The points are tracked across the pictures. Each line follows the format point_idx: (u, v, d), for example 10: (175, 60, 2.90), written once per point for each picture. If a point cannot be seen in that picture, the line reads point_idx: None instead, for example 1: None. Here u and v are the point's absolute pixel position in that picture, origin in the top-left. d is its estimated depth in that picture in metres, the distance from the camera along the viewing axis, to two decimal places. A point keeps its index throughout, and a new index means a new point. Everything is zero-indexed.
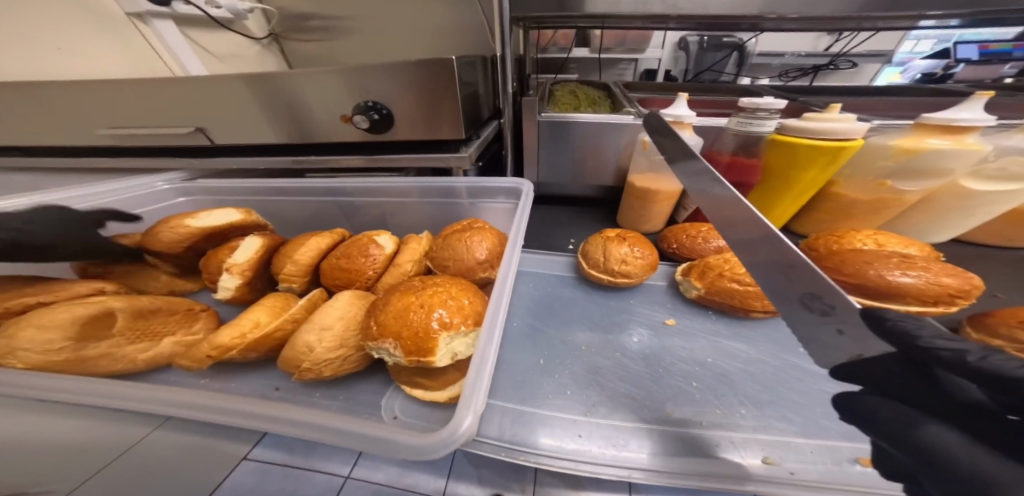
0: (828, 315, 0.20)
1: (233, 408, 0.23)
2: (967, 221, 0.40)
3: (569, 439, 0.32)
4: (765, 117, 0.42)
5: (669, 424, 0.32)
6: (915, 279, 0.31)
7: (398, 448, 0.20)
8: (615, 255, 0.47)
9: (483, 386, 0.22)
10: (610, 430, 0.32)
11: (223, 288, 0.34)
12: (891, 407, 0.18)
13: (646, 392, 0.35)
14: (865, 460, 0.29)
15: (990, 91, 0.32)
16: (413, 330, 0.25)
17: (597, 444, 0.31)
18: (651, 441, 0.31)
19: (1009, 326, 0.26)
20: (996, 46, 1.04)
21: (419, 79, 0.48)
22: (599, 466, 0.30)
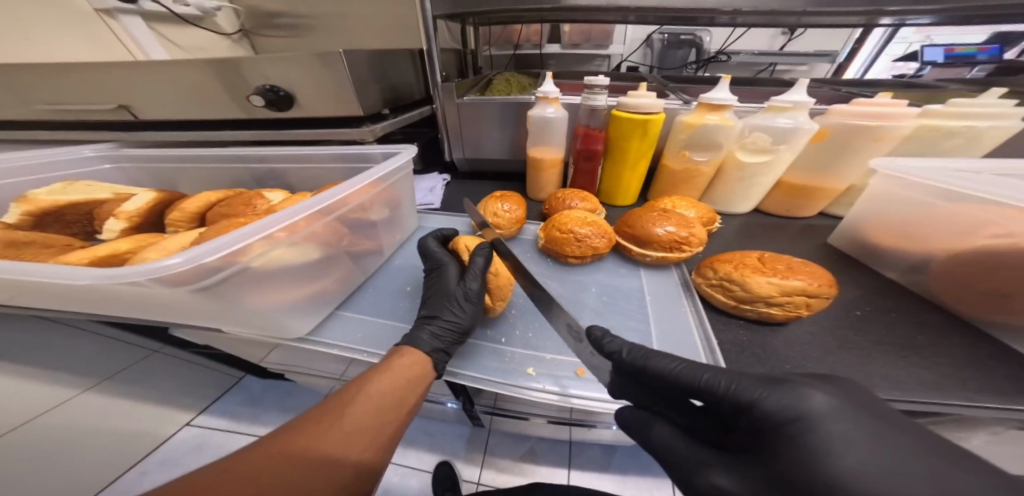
0: (580, 342, 0.32)
1: (14, 268, 0.26)
2: (756, 190, 0.47)
3: (519, 377, 0.33)
4: (596, 92, 0.49)
5: (502, 343, 0.38)
6: (662, 230, 0.39)
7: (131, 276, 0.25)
8: (491, 209, 0.55)
9: (221, 249, 0.26)
10: (522, 361, 0.35)
11: (107, 231, 0.41)
12: (639, 419, 0.28)
13: (496, 325, 0.41)
14: (581, 371, 0.34)
15: (730, 76, 0.40)
16: None
17: (540, 379, 0.33)
18: (576, 370, 0.34)
19: (706, 267, 0.36)
20: (962, 50, 1.09)
21: (311, 64, 0.54)
22: (540, 392, 0.32)
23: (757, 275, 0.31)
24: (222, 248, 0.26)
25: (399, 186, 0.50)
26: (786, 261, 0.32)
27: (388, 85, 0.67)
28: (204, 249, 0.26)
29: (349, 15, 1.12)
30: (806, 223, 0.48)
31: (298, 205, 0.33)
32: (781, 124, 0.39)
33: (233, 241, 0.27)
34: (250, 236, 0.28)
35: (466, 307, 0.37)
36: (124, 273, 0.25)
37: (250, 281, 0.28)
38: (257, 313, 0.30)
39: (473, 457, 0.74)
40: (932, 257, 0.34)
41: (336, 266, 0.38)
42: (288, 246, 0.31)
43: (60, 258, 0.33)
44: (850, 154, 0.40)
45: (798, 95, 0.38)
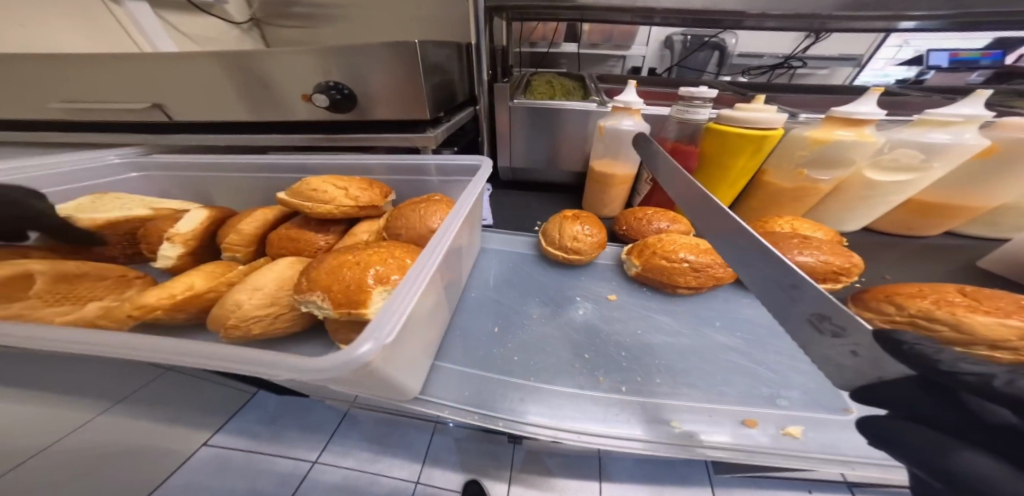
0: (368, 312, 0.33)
1: (104, 339, 0.21)
2: (876, 209, 0.43)
3: (556, 414, 0.32)
4: (699, 105, 0.44)
5: (600, 389, 0.34)
6: (809, 259, 0.34)
7: (280, 367, 0.19)
8: (568, 232, 0.50)
9: (392, 320, 0.22)
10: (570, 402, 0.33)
11: (164, 256, 0.34)
12: None
13: (589, 362, 0.37)
14: (753, 420, 0.30)
15: (881, 87, 0.35)
16: (345, 283, 0.27)
17: (560, 416, 0.32)
18: (620, 415, 0.31)
19: (877, 300, 0.29)
20: (967, 53, 1.07)
21: (374, 59, 0.48)
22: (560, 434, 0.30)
23: (978, 314, 0.25)
24: (393, 319, 0.22)
25: (475, 211, 0.45)
26: (1010, 299, 0.25)
27: (439, 85, 0.62)
28: (377, 326, 0.21)
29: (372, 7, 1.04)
30: (925, 242, 0.44)
31: (425, 249, 0.28)
32: (935, 139, 0.35)
33: (399, 307, 0.22)
34: (406, 301, 0.23)
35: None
36: (277, 362, 0.20)
37: (398, 347, 0.24)
38: (396, 382, 0.26)
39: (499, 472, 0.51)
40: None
41: (441, 312, 0.34)
42: (422, 300, 0.27)
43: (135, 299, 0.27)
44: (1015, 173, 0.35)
45: (971, 108, 0.33)
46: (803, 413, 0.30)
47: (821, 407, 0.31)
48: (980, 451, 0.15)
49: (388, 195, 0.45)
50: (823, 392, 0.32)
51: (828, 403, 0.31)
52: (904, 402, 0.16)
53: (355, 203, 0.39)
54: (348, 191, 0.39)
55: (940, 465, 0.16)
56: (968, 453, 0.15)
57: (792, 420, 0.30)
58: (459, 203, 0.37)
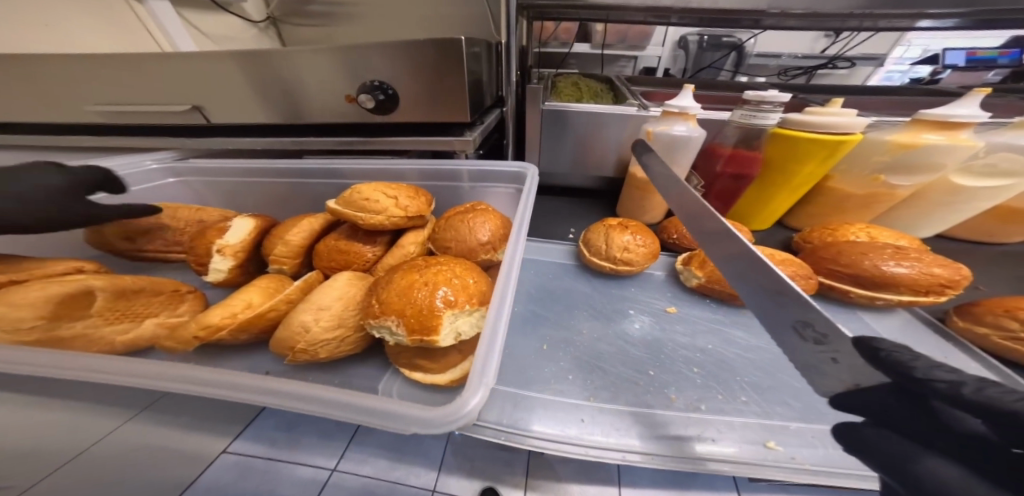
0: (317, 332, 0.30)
1: (216, 376, 0.21)
2: (953, 216, 0.41)
3: (569, 425, 0.31)
4: (771, 109, 0.41)
5: (675, 409, 0.32)
6: (907, 269, 0.32)
7: (400, 417, 0.19)
8: (617, 243, 0.48)
9: (491, 360, 0.21)
10: (612, 415, 0.32)
11: (215, 270, 0.32)
12: None
13: (647, 379, 0.35)
14: None
15: (986, 88, 0.33)
16: (418, 307, 0.25)
17: (564, 424, 0.31)
18: (628, 425, 0.31)
19: (998, 316, 0.29)
20: (985, 53, 1.01)
21: (418, 61, 0.46)
22: (559, 444, 0.30)
23: None
24: (490, 360, 0.21)
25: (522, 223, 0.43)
26: None
27: None
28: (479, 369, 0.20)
29: (391, 6, 1.02)
30: (1003, 250, 0.42)
31: (501, 276, 0.28)
32: None
33: (490, 340, 0.22)
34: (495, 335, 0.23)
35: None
36: (384, 405, 0.20)
37: None
38: None
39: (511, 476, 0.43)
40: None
41: None
42: None
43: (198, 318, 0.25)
44: None
45: None
46: None
47: None
48: (954, 462, 0.13)
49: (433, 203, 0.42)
50: None
51: None
52: (870, 398, 0.15)
53: (405, 213, 0.37)
54: (399, 201, 0.37)
55: (906, 473, 0.14)
56: (942, 462, 0.13)
57: None
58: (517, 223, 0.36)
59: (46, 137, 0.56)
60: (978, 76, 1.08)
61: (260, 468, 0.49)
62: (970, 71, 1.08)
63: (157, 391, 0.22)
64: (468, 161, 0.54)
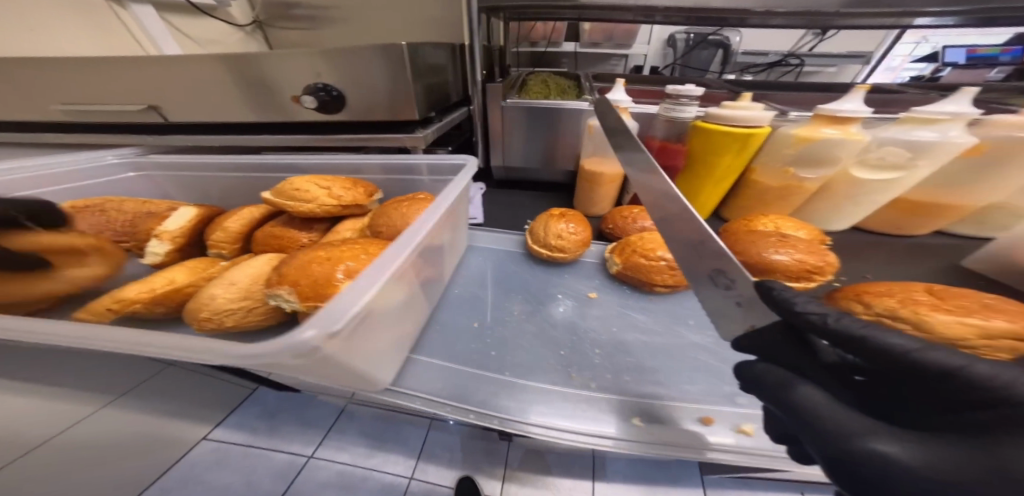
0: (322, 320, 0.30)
1: (87, 329, 0.21)
2: (859, 208, 0.43)
3: (557, 413, 0.31)
4: (686, 103, 0.44)
5: (601, 388, 0.34)
6: (785, 257, 0.35)
7: (248, 356, 0.19)
8: (554, 230, 0.50)
9: (346, 307, 0.21)
10: (561, 394, 0.33)
11: (152, 252, 0.36)
12: None
13: (569, 356, 0.37)
14: (711, 418, 0.31)
15: (868, 85, 0.35)
16: (314, 279, 0.27)
17: (554, 413, 0.31)
18: (602, 409, 0.32)
19: (847, 299, 0.30)
20: (985, 50, 1.00)
21: (362, 64, 0.48)
22: (556, 431, 0.30)
23: (939, 312, 0.25)
24: (354, 305, 0.21)
25: (459, 209, 0.45)
26: (976, 297, 0.25)
27: (431, 85, 0.62)
28: (328, 313, 0.20)
29: (370, 8, 1.04)
30: (911, 242, 0.44)
31: (400, 240, 0.28)
32: (923, 137, 0.34)
33: (356, 292, 0.22)
34: (369, 286, 0.23)
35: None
36: (233, 346, 0.19)
37: (363, 332, 0.24)
38: (359, 368, 0.25)
39: (494, 469, 0.53)
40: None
41: (413, 303, 0.34)
42: (389, 290, 0.27)
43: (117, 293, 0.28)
44: (1008, 171, 0.34)
45: (956, 105, 0.33)
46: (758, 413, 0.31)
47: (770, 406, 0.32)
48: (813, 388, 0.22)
49: (374, 195, 0.45)
50: None
51: None
52: (773, 340, 0.25)
53: (337, 202, 0.40)
54: (331, 191, 0.40)
55: (789, 398, 0.22)
56: (878, 441, 0.19)
57: (745, 418, 0.31)
58: (442, 199, 0.37)
59: (29, 135, 0.60)
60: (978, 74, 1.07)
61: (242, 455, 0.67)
62: (968, 68, 1.08)
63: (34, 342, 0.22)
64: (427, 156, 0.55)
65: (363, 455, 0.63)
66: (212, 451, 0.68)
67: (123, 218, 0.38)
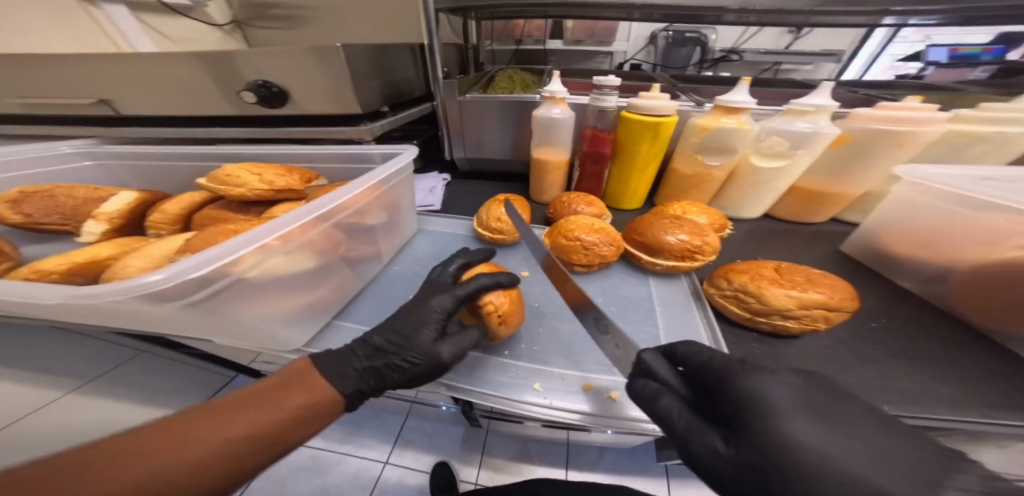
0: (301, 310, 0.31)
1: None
2: (766, 196, 0.46)
3: (553, 393, 0.31)
4: (606, 92, 0.47)
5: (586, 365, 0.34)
6: (681, 237, 0.38)
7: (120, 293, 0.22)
8: (493, 213, 0.51)
9: (206, 259, 0.24)
10: (549, 372, 0.33)
11: (89, 232, 0.39)
12: None
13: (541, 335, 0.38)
14: (588, 386, 0.32)
15: (749, 78, 0.38)
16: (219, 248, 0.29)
17: (552, 393, 0.31)
18: (593, 387, 0.32)
19: (718, 276, 0.35)
20: (967, 49, 1.04)
21: (307, 60, 0.50)
22: (558, 410, 0.30)
23: (774, 287, 0.30)
24: (210, 260, 0.24)
25: (396, 190, 0.46)
26: (803, 273, 0.31)
27: (387, 80, 0.64)
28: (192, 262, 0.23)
29: (344, 5, 1.05)
30: (814, 229, 0.47)
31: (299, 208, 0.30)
32: (800, 128, 0.38)
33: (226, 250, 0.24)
34: (245, 246, 0.25)
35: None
36: (104, 289, 0.22)
37: (244, 292, 0.26)
38: (249, 326, 0.27)
39: (470, 456, 0.63)
40: (955, 265, 0.33)
41: (334, 273, 0.36)
42: (284, 255, 0.29)
43: (38, 266, 0.30)
44: (869, 161, 0.39)
45: (821, 98, 0.36)
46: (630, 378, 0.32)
47: None
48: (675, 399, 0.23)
49: (314, 180, 0.45)
50: None
51: None
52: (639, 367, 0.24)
53: (270, 187, 0.40)
54: (263, 176, 0.40)
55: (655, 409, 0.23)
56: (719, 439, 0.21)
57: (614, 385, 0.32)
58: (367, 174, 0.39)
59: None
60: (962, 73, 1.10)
61: None
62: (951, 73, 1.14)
63: None
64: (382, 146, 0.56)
65: (335, 441, 0.67)
66: None
67: (70, 204, 0.40)
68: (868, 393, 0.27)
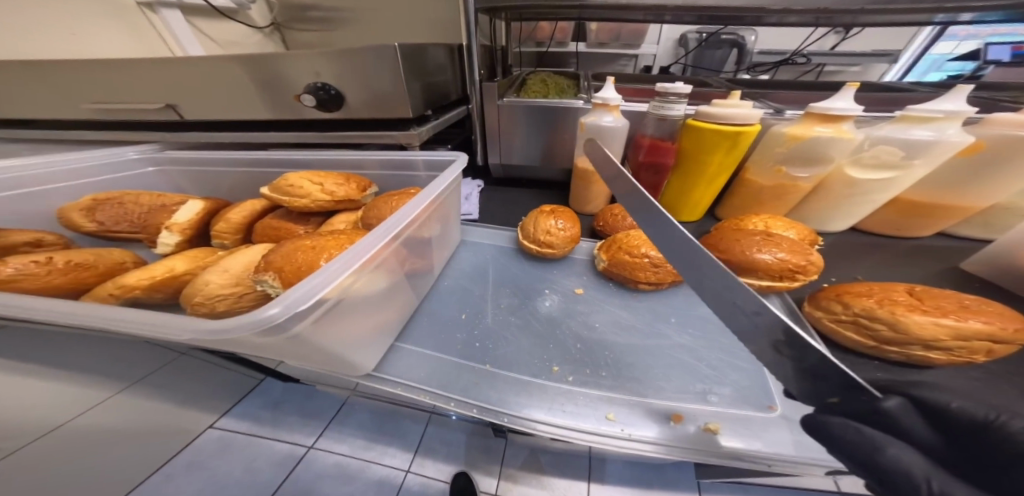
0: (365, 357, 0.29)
1: (74, 308, 0.22)
2: (861, 209, 0.41)
3: (600, 422, 0.29)
4: (674, 100, 0.43)
5: (657, 398, 0.30)
6: (771, 256, 0.34)
7: (229, 327, 0.20)
8: (542, 226, 0.48)
9: (308, 286, 0.22)
10: (601, 399, 0.31)
11: (163, 244, 0.38)
12: None
13: (596, 365, 0.34)
14: (677, 416, 0.29)
15: (857, 82, 0.34)
16: (296, 265, 0.27)
17: (591, 420, 0.29)
18: (657, 418, 0.29)
19: (828, 299, 0.31)
20: None
21: (361, 64, 0.49)
22: (597, 438, 0.28)
23: (917, 313, 0.26)
24: (319, 287, 0.22)
25: (448, 201, 0.45)
26: (953, 298, 0.26)
27: (430, 84, 0.62)
28: (299, 292, 0.21)
29: (379, 9, 1.05)
30: (913, 246, 0.42)
31: (377, 230, 0.28)
32: (918, 136, 0.34)
33: (325, 278, 0.22)
34: (341, 271, 0.24)
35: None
36: (209, 324, 0.20)
37: (335, 317, 0.24)
38: (332, 353, 0.26)
39: (489, 465, 0.58)
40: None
41: (397, 292, 0.34)
42: (367, 276, 0.27)
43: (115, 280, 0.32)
44: (993, 172, 0.35)
45: (952, 103, 0.32)
46: (728, 411, 0.29)
47: (740, 405, 0.29)
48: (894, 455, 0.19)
49: (369, 188, 0.43)
50: (752, 390, 0.30)
51: (754, 400, 0.29)
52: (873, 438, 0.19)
53: (331, 197, 0.39)
54: (324, 186, 0.39)
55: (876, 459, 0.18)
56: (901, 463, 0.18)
57: (683, 407, 0.29)
58: (431, 187, 0.37)
59: (55, 132, 0.63)
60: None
61: (246, 445, 0.68)
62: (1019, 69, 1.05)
63: (23, 314, 0.23)
64: (426, 151, 0.54)
65: (361, 448, 0.65)
66: (216, 440, 0.68)
67: (139, 212, 0.40)
68: None
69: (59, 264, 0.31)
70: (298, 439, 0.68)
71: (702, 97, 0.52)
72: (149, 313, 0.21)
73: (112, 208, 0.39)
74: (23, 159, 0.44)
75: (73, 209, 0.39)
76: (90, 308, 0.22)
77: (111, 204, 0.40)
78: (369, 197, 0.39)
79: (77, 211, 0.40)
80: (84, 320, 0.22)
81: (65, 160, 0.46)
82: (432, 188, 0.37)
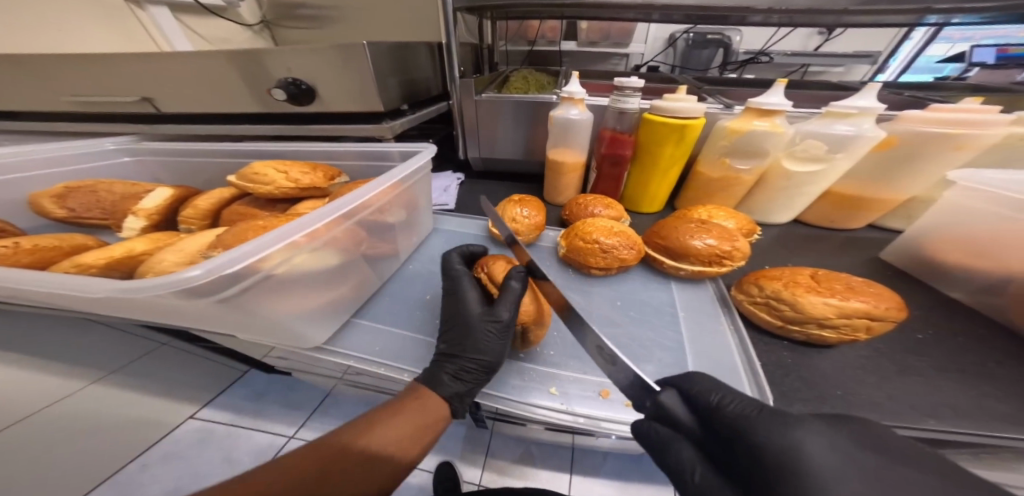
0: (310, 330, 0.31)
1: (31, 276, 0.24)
2: (800, 200, 0.44)
3: (551, 399, 0.31)
4: (627, 94, 0.45)
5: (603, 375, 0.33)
6: (703, 243, 0.37)
7: (160, 286, 0.22)
8: (507, 214, 0.50)
9: (238, 255, 0.24)
10: (556, 376, 0.33)
11: (129, 228, 0.40)
12: None
13: (559, 345, 0.36)
14: (607, 392, 0.31)
15: (785, 79, 0.37)
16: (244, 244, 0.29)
17: (545, 396, 0.31)
18: (604, 392, 0.31)
19: (748, 283, 0.33)
20: (1016, 49, 1.01)
21: (331, 59, 0.51)
22: (556, 413, 0.30)
23: (811, 294, 0.28)
24: (247, 256, 0.24)
25: (414, 189, 0.47)
26: (844, 280, 0.29)
27: (406, 79, 0.64)
28: (227, 260, 0.23)
29: (367, 7, 1.07)
30: (849, 236, 0.44)
31: (320, 210, 0.30)
32: (840, 131, 0.36)
33: (257, 248, 0.25)
34: (274, 245, 0.26)
35: (493, 340, 0.32)
36: (143, 285, 0.23)
37: (272, 287, 0.27)
38: (273, 322, 0.28)
39: (474, 457, 0.61)
40: (1006, 277, 0.31)
41: (353, 272, 0.36)
42: (310, 252, 0.29)
43: (74, 256, 0.34)
44: (913, 166, 0.37)
45: (866, 100, 0.34)
46: None
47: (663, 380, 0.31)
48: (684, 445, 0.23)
49: (336, 177, 0.45)
50: (674, 367, 0.33)
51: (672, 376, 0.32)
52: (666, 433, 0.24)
53: (295, 185, 0.41)
54: (288, 174, 0.41)
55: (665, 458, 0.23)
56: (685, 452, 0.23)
57: (627, 390, 0.32)
58: (389, 173, 0.39)
59: (42, 125, 0.65)
60: (1004, 75, 1.07)
61: (225, 432, 0.70)
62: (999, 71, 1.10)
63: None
64: (398, 143, 0.56)
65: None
66: (195, 430, 0.71)
67: (110, 199, 0.42)
68: (908, 408, 0.25)
69: (25, 246, 0.32)
70: (277, 426, 0.70)
71: (662, 93, 0.54)
72: (97, 279, 0.24)
73: (83, 198, 0.42)
74: (1, 149, 0.46)
75: (42, 196, 0.41)
76: (44, 277, 0.24)
77: (88, 192, 0.42)
78: (331, 185, 0.41)
79: (50, 199, 0.41)
80: (41, 288, 0.24)
81: (43, 149, 0.48)
82: (389, 174, 0.39)
